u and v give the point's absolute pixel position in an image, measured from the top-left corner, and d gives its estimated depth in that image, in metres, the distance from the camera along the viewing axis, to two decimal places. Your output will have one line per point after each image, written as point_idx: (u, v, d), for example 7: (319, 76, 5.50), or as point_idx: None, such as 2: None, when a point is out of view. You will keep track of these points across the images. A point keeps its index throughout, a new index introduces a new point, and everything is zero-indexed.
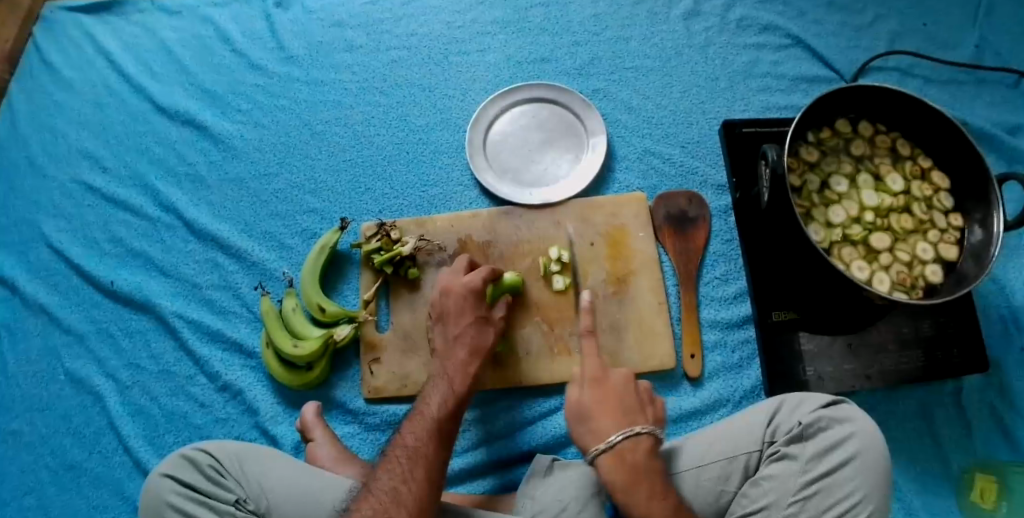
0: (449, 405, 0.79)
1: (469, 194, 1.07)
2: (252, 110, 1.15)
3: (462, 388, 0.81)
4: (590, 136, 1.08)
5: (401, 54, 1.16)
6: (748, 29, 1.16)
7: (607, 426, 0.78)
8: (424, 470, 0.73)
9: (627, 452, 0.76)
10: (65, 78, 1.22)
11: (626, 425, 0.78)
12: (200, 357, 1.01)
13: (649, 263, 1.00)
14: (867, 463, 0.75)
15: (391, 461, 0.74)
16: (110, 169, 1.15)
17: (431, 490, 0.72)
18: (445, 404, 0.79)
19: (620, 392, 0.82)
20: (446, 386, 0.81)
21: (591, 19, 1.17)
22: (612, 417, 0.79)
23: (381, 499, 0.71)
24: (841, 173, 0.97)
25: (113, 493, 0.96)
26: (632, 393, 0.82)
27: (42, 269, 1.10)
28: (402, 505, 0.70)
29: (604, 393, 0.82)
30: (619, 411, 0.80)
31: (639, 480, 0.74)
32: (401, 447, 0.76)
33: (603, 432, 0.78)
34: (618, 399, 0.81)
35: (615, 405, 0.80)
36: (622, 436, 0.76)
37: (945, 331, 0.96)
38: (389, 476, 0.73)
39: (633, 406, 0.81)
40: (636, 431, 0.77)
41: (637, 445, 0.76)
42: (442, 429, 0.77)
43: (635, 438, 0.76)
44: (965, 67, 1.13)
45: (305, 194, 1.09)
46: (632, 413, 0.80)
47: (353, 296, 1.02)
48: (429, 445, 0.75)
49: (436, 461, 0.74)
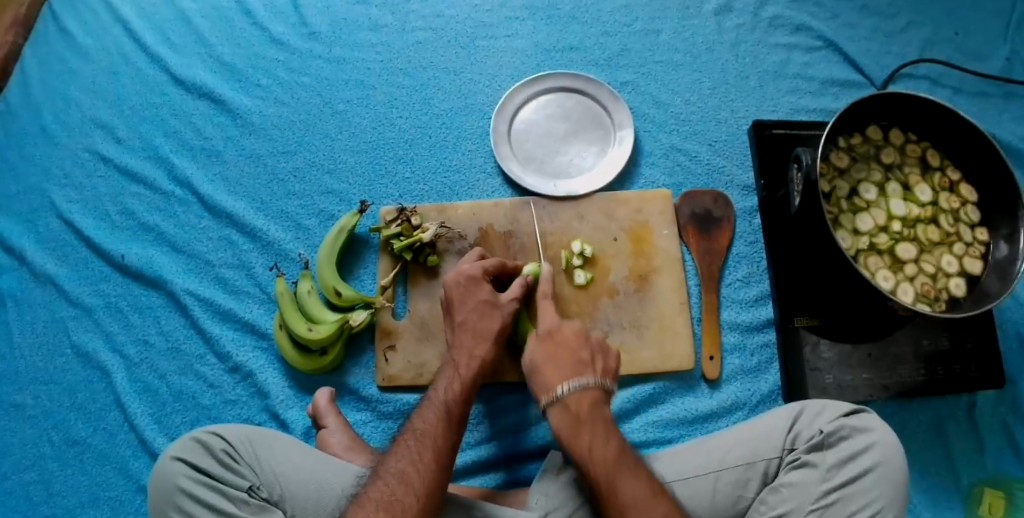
0: (457, 388, 0.78)
1: (491, 182, 1.05)
2: (272, 85, 1.13)
3: (469, 372, 0.80)
4: (617, 129, 1.06)
5: (427, 36, 1.14)
6: (781, 29, 1.14)
7: (555, 377, 0.77)
8: (432, 451, 0.72)
9: (573, 402, 0.75)
10: (80, 44, 1.19)
11: (573, 375, 0.77)
12: (211, 336, 0.99)
13: (672, 262, 0.98)
14: (888, 474, 0.74)
15: (401, 446, 0.73)
16: (124, 139, 1.13)
17: (440, 474, 0.71)
18: (452, 389, 0.78)
19: (570, 346, 0.80)
20: (452, 371, 0.80)
21: (622, 10, 1.15)
22: (557, 369, 0.78)
23: (388, 480, 0.70)
24: (871, 181, 0.95)
25: (117, 471, 0.95)
26: (582, 347, 0.80)
27: (50, 240, 1.08)
28: (409, 487, 0.69)
29: (555, 349, 0.80)
30: (565, 364, 0.78)
31: (581, 428, 0.73)
32: (409, 432, 0.74)
33: (551, 384, 0.77)
34: (566, 353, 0.79)
35: (563, 359, 0.79)
36: (570, 387, 0.75)
37: (966, 345, 0.95)
38: (397, 459, 0.71)
39: (578, 359, 0.79)
40: (581, 385, 0.75)
41: (584, 396, 0.75)
42: (450, 412, 0.76)
43: (581, 390, 0.75)
44: (995, 79, 1.12)
45: (324, 175, 1.07)
46: (579, 366, 0.78)
47: (369, 281, 1.00)
48: (437, 427, 0.74)
49: (445, 446, 0.73)
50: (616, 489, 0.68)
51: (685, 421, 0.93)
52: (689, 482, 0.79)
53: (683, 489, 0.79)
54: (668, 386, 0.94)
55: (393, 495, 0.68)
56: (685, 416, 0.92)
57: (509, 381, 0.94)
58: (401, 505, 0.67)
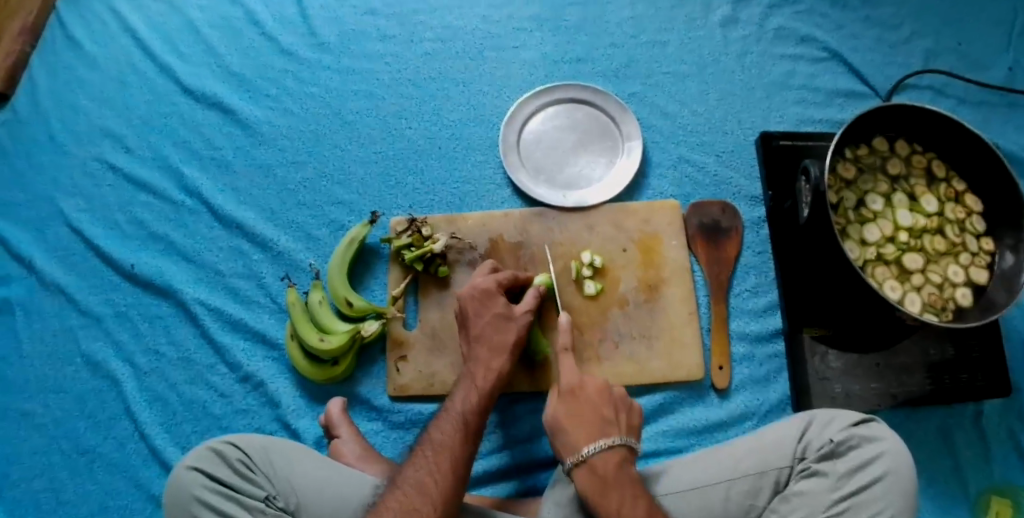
0: (474, 399, 0.78)
1: (501, 193, 1.05)
2: (281, 96, 1.14)
3: (486, 384, 0.80)
4: (625, 140, 1.07)
5: (435, 47, 1.15)
6: (786, 40, 1.15)
7: (581, 437, 0.77)
8: (449, 462, 0.72)
9: (599, 464, 0.75)
10: (89, 54, 1.19)
11: (598, 435, 0.76)
12: (222, 346, 0.99)
13: (681, 272, 0.99)
14: (898, 483, 0.75)
15: (418, 456, 0.74)
16: (133, 148, 1.13)
17: (458, 485, 0.71)
18: (469, 400, 0.78)
19: (594, 404, 0.79)
20: (469, 383, 0.81)
21: (629, 21, 1.16)
22: (584, 429, 0.77)
23: (406, 491, 0.70)
24: (877, 192, 0.96)
25: (128, 480, 0.95)
26: (605, 403, 0.80)
27: (59, 248, 1.08)
28: (427, 498, 0.69)
29: (578, 406, 0.79)
30: (591, 425, 0.77)
31: (608, 491, 0.73)
32: (427, 443, 0.75)
33: (576, 445, 0.76)
34: (591, 412, 0.79)
35: (588, 418, 0.78)
36: (596, 449, 0.75)
37: (972, 354, 0.96)
38: (415, 470, 0.72)
39: (603, 418, 0.78)
40: (608, 446, 0.75)
41: (609, 457, 0.75)
42: (467, 423, 0.76)
43: (608, 451, 0.75)
44: (998, 89, 1.13)
45: (334, 185, 1.08)
46: (605, 426, 0.77)
47: (380, 291, 1.01)
48: (454, 438, 0.74)
49: (462, 457, 0.73)
50: None
51: (696, 430, 0.93)
52: (700, 491, 0.80)
53: (694, 499, 0.80)
54: (678, 396, 0.95)
55: (410, 504, 0.69)
56: (695, 425, 0.93)
57: (520, 391, 0.94)
58: (419, 515, 0.68)
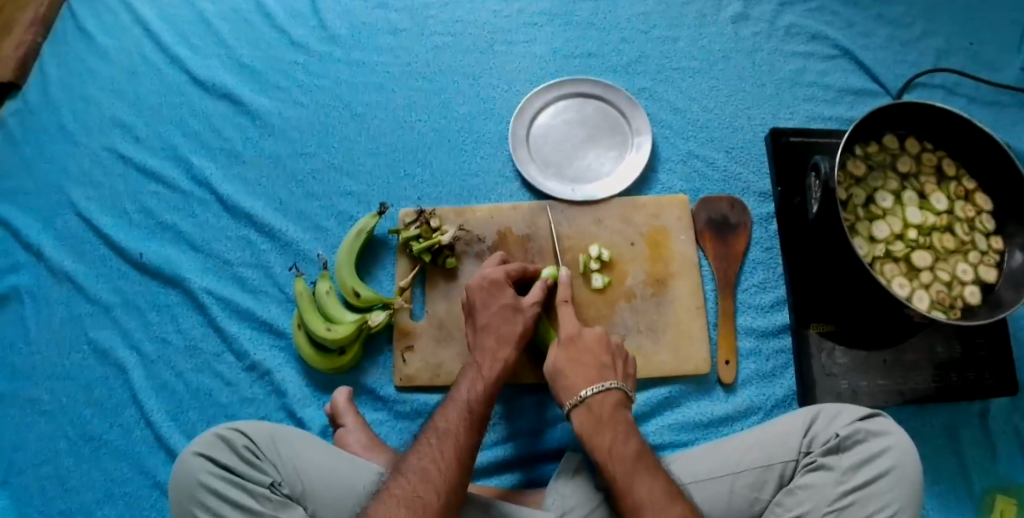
0: (480, 389, 0.79)
1: (510, 186, 1.06)
2: (292, 87, 1.14)
3: (491, 374, 0.80)
4: (635, 134, 1.07)
5: (446, 40, 1.15)
6: (797, 37, 1.15)
7: (579, 380, 0.79)
8: (454, 450, 0.72)
9: (596, 404, 0.77)
10: (100, 44, 1.20)
11: (596, 380, 0.79)
12: (229, 335, 1.00)
13: (689, 267, 0.99)
14: (903, 478, 0.74)
15: (423, 443, 0.74)
16: (143, 138, 1.14)
17: (462, 473, 0.71)
18: (475, 389, 0.78)
19: (593, 351, 0.82)
20: (474, 371, 0.81)
21: (640, 17, 1.16)
22: (581, 372, 0.80)
23: (409, 478, 0.70)
24: (887, 189, 0.96)
25: (133, 467, 0.95)
26: (603, 352, 0.83)
27: (69, 237, 1.09)
28: (431, 484, 0.69)
29: (577, 353, 0.82)
30: (589, 367, 0.80)
31: (602, 428, 0.75)
32: (432, 430, 0.75)
33: (575, 386, 0.79)
34: (589, 357, 0.82)
35: (586, 361, 0.81)
36: (594, 390, 0.78)
37: (979, 353, 0.95)
38: (420, 457, 0.72)
39: (601, 364, 0.81)
40: (604, 387, 0.78)
41: (606, 398, 0.78)
42: (473, 411, 0.76)
43: (605, 391, 0.78)
44: (1009, 89, 1.13)
45: (343, 176, 1.08)
46: (602, 370, 0.80)
47: (387, 282, 1.01)
48: (460, 426, 0.74)
49: (467, 445, 0.73)
50: (635, 481, 0.70)
51: (701, 424, 0.93)
52: (706, 484, 0.80)
53: (699, 491, 0.80)
54: (684, 390, 0.95)
55: (414, 492, 0.69)
56: (701, 419, 0.93)
57: (524, 383, 0.94)
58: (422, 502, 0.68)
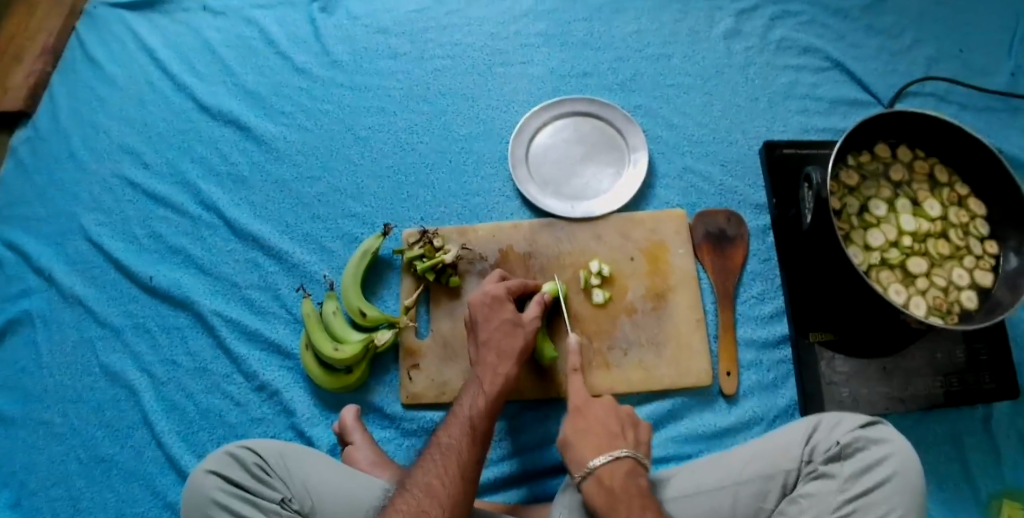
0: (480, 404, 0.80)
1: (511, 205, 1.08)
2: (296, 113, 1.17)
3: (492, 389, 0.82)
4: (632, 151, 1.09)
5: (445, 63, 1.18)
6: (789, 51, 1.17)
7: (589, 450, 0.78)
8: (457, 466, 0.74)
9: (607, 475, 0.75)
10: (108, 73, 1.23)
11: (606, 449, 0.78)
12: (238, 356, 1.02)
13: (688, 279, 1.01)
14: (905, 484, 0.75)
15: (427, 460, 0.75)
16: (151, 164, 1.17)
17: (465, 488, 0.72)
18: (476, 404, 0.80)
19: (602, 420, 0.81)
20: (476, 387, 0.82)
21: (634, 36, 1.18)
22: (590, 444, 0.79)
23: (414, 493, 0.72)
24: (880, 198, 0.98)
25: (144, 488, 0.97)
26: (613, 419, 0.82)
27: (79, 262, 1.11)
28: (435, 500, 0.71)
29: (585, 423, 0.82)
30: (597, 438, 0.79)
31: (615, 501, 0.73)
32: (436, 446, 0.76)
33: (585, 457, 0.78)
34: (599, 426, 0.81)
35: (596, 433, 0.80)
36: (603, 460, 0.76)
37: (979, 357, 0.96)
38: (424, 473, 0.74)
39: (610, 432, 0.80)
40: (611, 456, 0.76)
41: (617, 468, 0.76)
42: (475, 427, 0.78)
43: (615, 462, 0.76)
44: (1000, 95, 1.14)
45: (348, 199, 1.10)
46: (611, 438, 0.79)
47: (393, 302, 1.03)
48: (462, 442, 0.76)
49: (469, 460, 0.75)
50: None
51: (703, 435, 0.94)
52: (709, 495, 0.81)
53: (705, 502, 0.81)
54: (686, 401, 0.96)
55: (419, 507, 0.70)
56: (703, 430, 0.94)
57: (530, 397, 0.96)
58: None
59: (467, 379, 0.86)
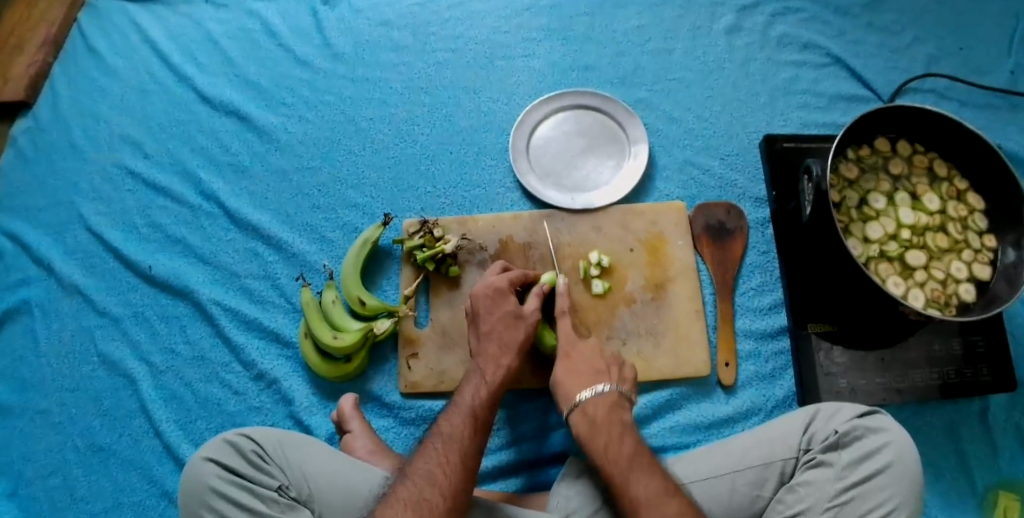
0: (482, 394, 0.79)
1: (511, 196, 1.08)
2: (297, 104, 1.17)
3: (493, 379, 0.82)
4: (632, 144, 1.09)
5: (447, 56, 1.18)
6: (789, 47, 1.18)
7: (575, 386, 0.83)
8: (459, 454, 0.73)
9: (591, 407, 0.80)
10: (110, 64, 1.24)
11: (592, 384, 0.83)
12: (237, 345, 1.02)
13: (687, 271, 1.01)
14: (902, 473, 0.76)
15: (427, 447, 0.74)
16: (152, 154, 1.17)
17: (466, 477, 0.72)
18: (477, 394, 0.79)
19: (588, 358, 0.86)
20: (478, 378, 0.82)
21: (635, 31, 1.19)
22: (577, 378, 0.84)
23: (415, 480, 0.71)
24: (879, 191, 0.98)
25: (141, 476, 0.97)
26: (598, 358, 0.86)
27: (79, 251, 1.11)
28: (437, 488, 0.70)
29: (573, 364, 0.86)
30: (584, 373, 0.84)
31: (597, 429, 0.78)
32: (436, 434, 0.76)
33: (571, 392, 0.83)
34: (585, 365, 0.85)
35: (583, 368, 0.85)
36: (587, 394, 0.81)
37: (977, 350, 0.96)
38: (425, 460, 0.73)
39: (597, 368, 0.84)
40: (596, 389, 0.81)
41: (601, 401, 0.81)
42: (477, 416, 0.77)
43: (598, 396, 0.81)
44: (999, 92, 1.15)
45: (348, 189, 1.11)
46: (598, 373, 0.84)
47: (392, 291, 1.03)
48: (464, 430, 0.75)
49: (470, 450, 0.74)
50: (631, 487, 0.72)
51: (702, 425, 0.94)
52: (706, 484, 0.81)
53: (701, 490, 0.81)
54: (685, 392, 0.96)
55: (420, 495, 0.70)
56: (701, 420, 0.94)
57: (529, 387, 0.96)
58: (429, 505, 0.69)
59: (467, 370, 0.86)
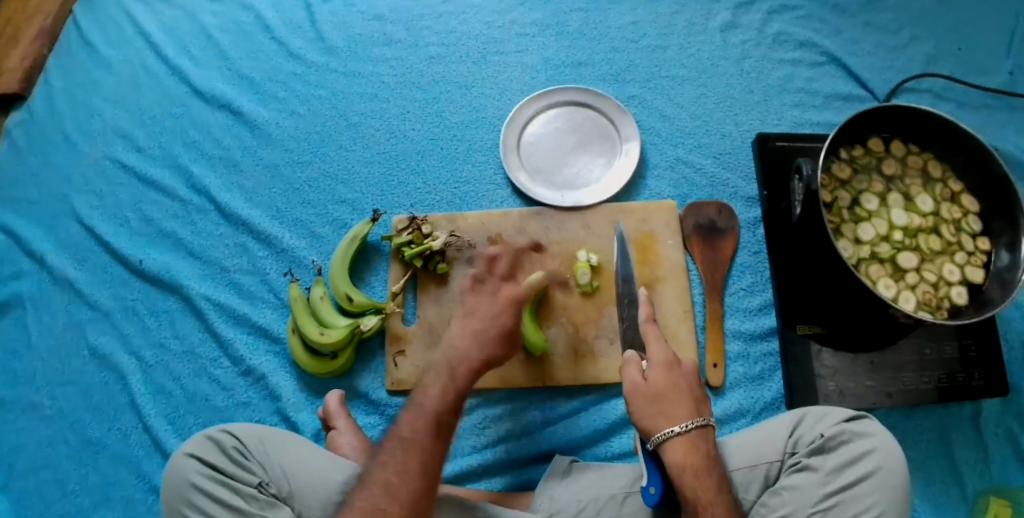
0: (448, 396, 0.77)
1: (501, 193, 1.07)
2: (289, 98, 1.17)
3: (462, 380, 0.79)
4: (624, 141, 1.08)
5: (439, 51, 1.18)
6: (786, 45, 1.17)
7: (679, 409, 0.74)
8: (418, 462, 0.72)
9: (699, 439, 0.72)
10: (104, 57, 1.23)
11: (698, 413, 0.74)
12: (225, 340, 1.02)
13: (676, 271, 1.00)
14: (887, 481, 0.75)
15: (385, 453, 0.73)
16: (144, 148, 1.17)
17: (426, 483, 0.71)
18: (443, 396, 0.77)
19: (689, 381, 0.77)
20: (445, 377, 0.79)
21: (630, 27, 1.18)
22: (682, 401, 0.75)
23: (372, 490, 0.70)
24: (872, 192, 0.97)
25: (130, 470, 0.97)
26: (697, 382, 0.78)
27: (71, 245, 1.11)
28: (394, 498, 0.69)
29: (674, 380, 0.76)
30: (688, 399, 0.75)
31: (707, 469, 0.70)
32: (394, 438, 0.74)
33: (674, 415, 0.73)
34: (688, 388, 0.76)
35: (684, 390, 0.76)
36: (698, 423, 0.73)
37: (969, 354, 0.95)
38: (383, 468, 0.72)
39: (698, 396, 0.76)
40: (704, 422, 0.73)
41: (707, 435, 0.73)
42: (440, 420, 0.75)
43: (706, 428, 0.73)
44: (997, 92, 1.14)
45: (338, 185, 1.10)
46: (701, 403, 0.76)
47: (380, 287, 1.03)
48: (424, 436, 0.74)
49: (430, 456, 0.73)
50: None
51: None
52: None
53: None
54: None
55: (377, 503, 0.69)
56: None
57: (516, 386, 0.96)
58: (384, 515, 0.68)
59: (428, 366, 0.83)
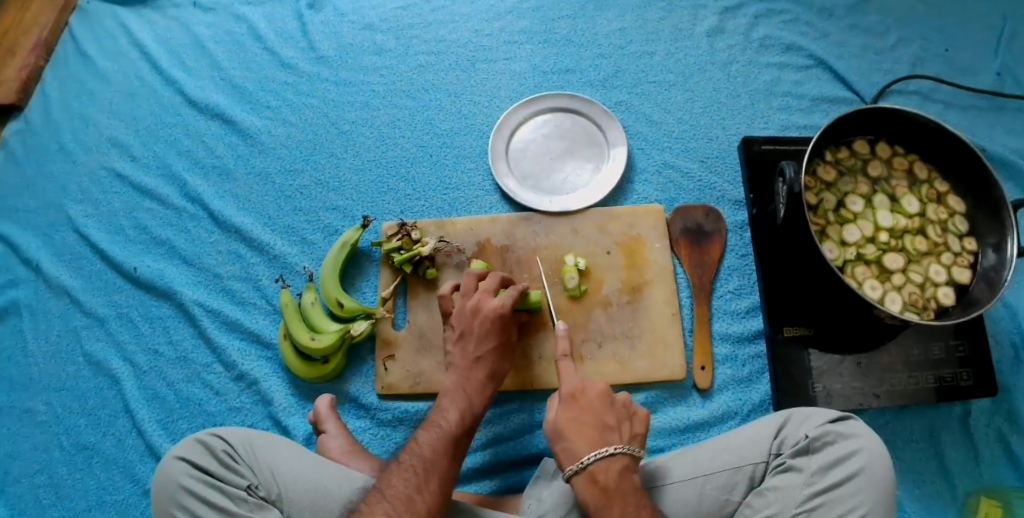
0: (461, 418, 0.81)
1: (489, 199, 1.08)
2: (280, 107, 1.18)
3: (478, 402, 0.84)
4: (611, 146, 1.10)
5: (428, 59, 1.19)
6: (772, 49, 1.18)
7: (581, 444, 0.76)
8: (437, 482, 0.74)
9: (600, 472, 0.74)
10: (100, 68, 1.25)
11: (599, 443, 0.76)
12: (218, 346, 1.03)
13: (664, 273, 1.01)
14: (873, 481, 0.75)
15: (406, 468, 0.74)
16: (138, 157, 1.18)
17: (442, 501, 0.73)
18: (460, 416, 0.81)
19: (596, 409, 0.79)
20: (462, 399, 0.83)
21: (617, 33, 1.19)
22: (584, 435, 0.77)
23: (394, 505, 0.71)
24: (857, 193, 0.98)
25: (125, 475, 0.98)
26: (607, 410, 0.79)
27: (66, 253, 1.13)
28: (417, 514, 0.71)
29: (580, 411, 0.79)
30: (589, 429, 0.77)
31: (609, 502, 0.73)
32: (414, 455, 0.76)
33: (576, 451, 0.76)
34: (591, 416, 0.78)
35: (588, 422, 0.78)
36: (596, 457, 0.75)
37: (958, 355, 0.96)
38: (405, 484, 0.73)
39: (603, 423, 0.78)
40: (607, 452, 0.75)
41: (610, 465, 0.75)
42: (455, 440, 0.78)
43: (610, 458, 0.75)
44: (984, 93, 1.14)
45: (329, 192, 1.11)
46: (607, 431, 0.77)
47: (371, 293, 1.04)
48: (443, 456, 0.76)
49: (448, 477, 0.75)
50: None
51: (679, 429, 0.95)
52: (684, 485, 0.81)
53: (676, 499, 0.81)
54: (660, 395, 0.97)
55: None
56: (679, 424, 0.95)
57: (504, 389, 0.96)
58: None
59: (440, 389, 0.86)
